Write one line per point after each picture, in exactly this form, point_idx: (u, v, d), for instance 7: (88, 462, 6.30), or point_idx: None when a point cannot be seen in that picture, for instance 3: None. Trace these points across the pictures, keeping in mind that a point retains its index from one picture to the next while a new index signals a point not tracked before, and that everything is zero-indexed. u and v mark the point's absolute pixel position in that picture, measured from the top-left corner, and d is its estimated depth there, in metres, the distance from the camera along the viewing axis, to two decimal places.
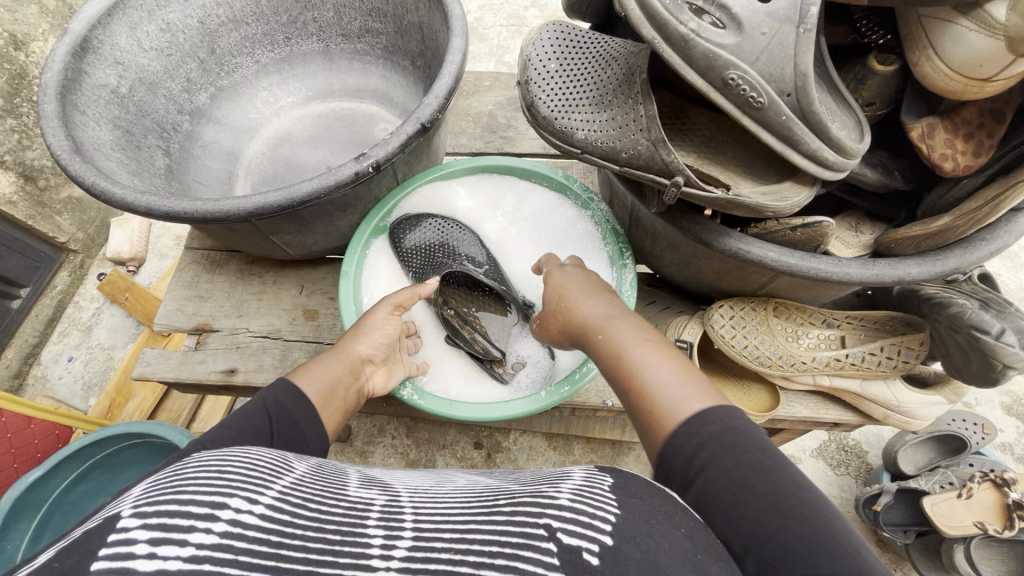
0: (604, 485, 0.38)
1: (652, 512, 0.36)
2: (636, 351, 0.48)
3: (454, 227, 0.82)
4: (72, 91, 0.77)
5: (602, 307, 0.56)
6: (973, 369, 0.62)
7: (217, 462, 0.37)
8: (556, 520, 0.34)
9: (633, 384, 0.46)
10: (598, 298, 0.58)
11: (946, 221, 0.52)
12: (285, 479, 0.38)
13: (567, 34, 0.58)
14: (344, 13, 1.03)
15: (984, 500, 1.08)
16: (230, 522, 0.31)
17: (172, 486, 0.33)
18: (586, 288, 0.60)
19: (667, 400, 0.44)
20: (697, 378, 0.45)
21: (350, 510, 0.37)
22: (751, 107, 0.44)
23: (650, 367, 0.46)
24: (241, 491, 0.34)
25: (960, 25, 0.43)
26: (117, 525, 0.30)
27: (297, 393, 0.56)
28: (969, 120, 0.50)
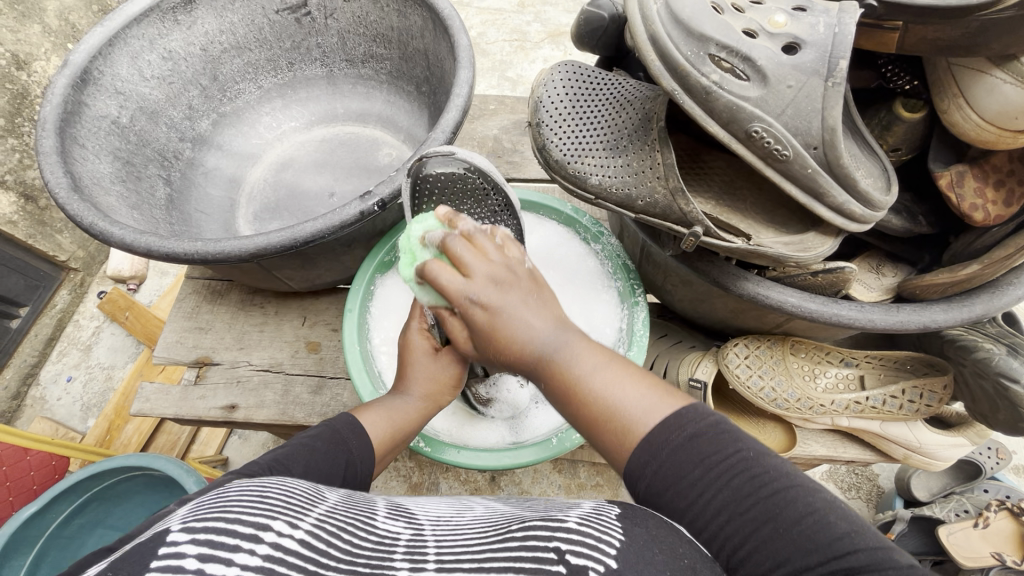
0: (611, 513, 0.36)
1: (653, 540, 0.34)
2: (583, 369, 0.43)
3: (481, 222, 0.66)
4: (72, 124, 0.76)
5: (544, 322, 0.43)
6: (1001, 417, 0.60)
7: (257, 486, 0.36)
8: (564, 543, 0.32)
9: (585, 403, 0.42)
10: (532, 309, 0.43)
11: (976, 268, 0.50)
12: (320, 508, 0.36)
13: (580, 77, 0.58)
14: (348, 39, 1.01)
15: (1000, 529, 1.05)
16: (273, 545, 0.30)
17: (220, 506, 0.32)
18: (520, 302, 0.43)
19: (631, 418, 0.41)
20: (650, 380, 0.43)
21: (379, 545, 0.35)
22: (775, 159, 0.43)
23: (610, 390, 0.42)
24: (283, 515, 0.33)
25: (995, 77, 0.43)
26: (168, 539, 0.29)
27: (360, 432, 0.54)
28: (999, 167, 0.50)
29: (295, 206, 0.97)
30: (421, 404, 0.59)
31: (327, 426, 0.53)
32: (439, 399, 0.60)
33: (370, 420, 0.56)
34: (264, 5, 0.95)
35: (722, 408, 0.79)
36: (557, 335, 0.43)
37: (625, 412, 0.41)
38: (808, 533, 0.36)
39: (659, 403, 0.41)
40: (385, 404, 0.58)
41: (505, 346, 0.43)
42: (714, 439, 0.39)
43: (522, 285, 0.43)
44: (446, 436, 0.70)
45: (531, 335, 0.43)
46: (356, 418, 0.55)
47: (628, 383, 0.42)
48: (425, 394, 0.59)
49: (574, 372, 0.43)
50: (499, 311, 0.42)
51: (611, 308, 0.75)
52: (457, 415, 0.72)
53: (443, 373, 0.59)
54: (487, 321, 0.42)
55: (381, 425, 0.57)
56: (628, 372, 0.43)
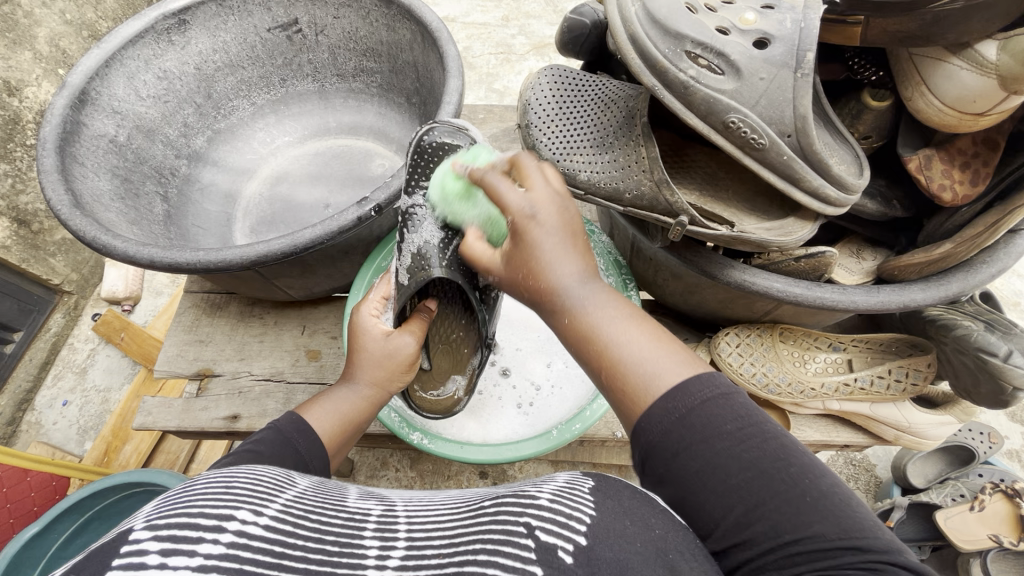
0: (584, 487, 0.36)
1: (626, 513, 0.35)
2: (604, 317, 0.43)
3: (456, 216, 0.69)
4: (71, 142, 0.77)
5: (574, 268, 0.44)
6: (984, 390, 0.62)
7: (223, 479, 0.35)
8: (536, 519, 0.33)
9: (603, 359, 0.42)
10: (573, 256, 0.45)
11: (947, 248, 0.53)
12: (288, 493, 0.37)
13: (565, 80, 0.60)
14: (339, 55, 1.04)
15: (996, 512, 1.06)
16: (237, 533, 0.30)
17: (184, 500, 0.32)
18: (557, 233, 0.45)
19: (644, 377, 0.40)
20: (677, 346, 0.42)
21: (349, 521, 0.35)
22: (752, 147, 0.46)
23: (629, 343, 0.41)
24: (247, 504, 0.33)
25: (953, 64, 0.46)
26: (129, 537, 0.29)
27: (307, 429, 0.52)
28: (964, 149, 0.53)
29: (291, 218, 0.98)
30: (370, 395, 0.59)
31: (271, 429, 0.50)
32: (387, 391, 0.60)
33: (321, 419, 0.55)
34: (256, 24, 0.98)
35: None
36: (584, 283, 0.44)
37: (637, 363, 0.40)
38: (829, 517, 0.34)
39: (683, 366, 0.40)
40: (333, 400, 0.57)
41: (537, 274, 0.45)
42: (742, 413, 0.38)
43: (566, 222, 0.45)
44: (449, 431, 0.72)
45: (559, 272, 0.44)
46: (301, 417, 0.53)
47: (651, 342, 0.41)
48: (376, 386, 0.59)
49: (596, 320, 0.43)
50: (534, 237, 0.45)
51: None
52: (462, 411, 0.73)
53: (399, 368, 0.61)
54: (528, 239, 0.45)
55: (329, 420, 0.56)
56: (654, 334, 0.42)
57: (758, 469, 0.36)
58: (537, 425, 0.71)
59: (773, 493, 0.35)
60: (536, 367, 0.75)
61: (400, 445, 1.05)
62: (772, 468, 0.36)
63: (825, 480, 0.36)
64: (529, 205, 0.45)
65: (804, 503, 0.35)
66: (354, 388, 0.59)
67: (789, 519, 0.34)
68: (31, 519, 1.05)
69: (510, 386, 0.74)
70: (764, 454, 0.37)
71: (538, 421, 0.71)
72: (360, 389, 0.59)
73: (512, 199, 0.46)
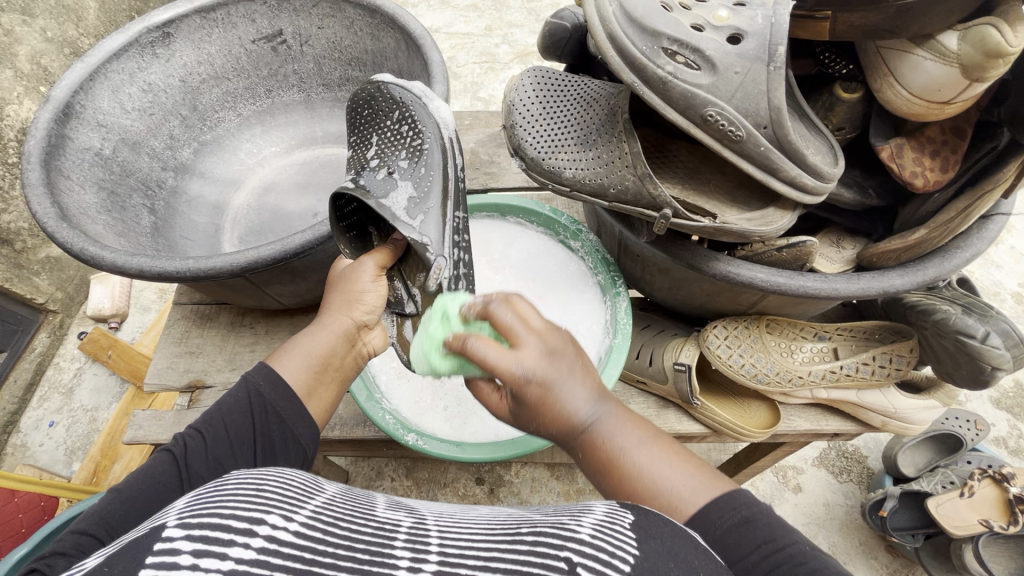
0: (625, 521, 0.35)
1: (670, 553, 0.34)
2: (622, 442, 0.43)
3: (390, 144, 0.65)
4: (56, 156, 0.77)
5: (585, 401, 0.44)
6: (964, 371, 0.64)
7: (252, 480, 0.36)
8: (577, 555, 0.32)
9: (626, 494, 0.43)
10: (581, 389, 0.43)
11: (923, 233, 0.55)
12: (317, 500, 0.37)
13: (547, 80, 0.62)
14: (324, 64, 1.05)
15: (985, 497, 1.07)
16: (268, 538, 0.30)
17: (214, 501, 0.32)
18: (562, 368, 0.43)
19: (675, 504, 0.41)
20: (695, 464, 0.44)
21: (378, 530, 0.35)
22: (730, 140, 0.47)
23: (647, 468, 0.42)
24: (278, 508, 0.33)
25: (917, 55, 0.48)
26: (163, 535, 0.30)
27: (275, 378, 0.55)
28: (933, 138, 0.55)
29: (279, 227, 0.98)
30: (337, 324, 0.58)
31: (241, 380, 0.56)
32: (357, 317, 0.59)
33: (286, 363, 0.56)
34: (240, 35, 0.99)
35: (710, 392, 0.82)
36: (593, 411, 0.44)
37: (666, 493, 0.42)
38: None
39: (702, 490, 0.42)
40: (299, 341, 0.58)
41: (548, 417, 0.43)
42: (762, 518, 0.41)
43: (566, 358, 0.44)
44: (444, 433, 0.71)
45: (573, 412, 0.43)
46: (272, 367, 0.56)
47: (667, 464, 0.43)
48: (342, 311, 0.58)
49: (616, 446, 0.43)
50: (549, 382, 0.43)
51: (593, 302, 0.79)
52: (453, 414, 0.73)
53: (368, 281, 0.60)
54: (536, 387, 0.43)
55: (298, 367, 0.56)
56: (666, 451, 0.44)
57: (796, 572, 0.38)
58: None
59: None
60: None
61: (396, 454, 1.05)
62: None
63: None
64: (531, 369, 0.42)
65: None
66: (320, 325, 0.58)
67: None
68: (19, 541, 1.02)
69: None
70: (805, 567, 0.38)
71: None
72: (325, 322, 0.58)
73: (518, 356, 0.42)
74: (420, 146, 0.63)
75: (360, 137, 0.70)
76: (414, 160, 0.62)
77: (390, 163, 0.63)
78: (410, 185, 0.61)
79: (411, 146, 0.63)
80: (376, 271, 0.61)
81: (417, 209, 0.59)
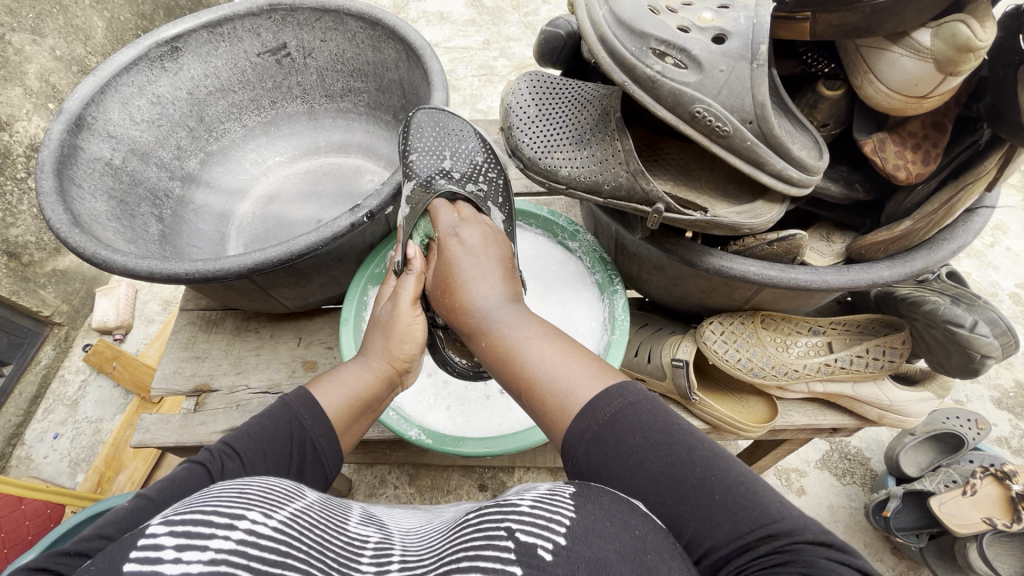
0: (566, 492, 0.36)
1: (606, 514, 0.34)
2: (520, 338, 0.53)
3: (473, 168, 0.80)
4: (68, 166, 0.79)
5: (495, 298, 0.59)
6: (955, 361, 0.65)
7: (235, 488, 0.37)
8: (515, 524, 0.33)
9: (523, 380, 0.50)
10: (486, 279, 0.62)
11: (909, 224, 0.57)
12: (293, 504, 0.38)
13: (542, 83, 0.64)
14: (327, 76, 1.08)
15: (988, 495, 1.07)
16: (246, 531, 0.32)
17: (201, 504, 0.34)
18: (484, 266, 0.63)
19: (563, 396, 0.46)
20: (591, 363, 0.49)
21: (347, 545, 0.36)
22: (717, 135, 0.50)
23: (543, 363, 0.49)
24: (258, 507, 0.35)
25: (894, 52, 0.51)
26: (146, 532, 0.31)
27: (317, 408, 0.57)
28: (914, 132, 0.57)
29: (283, 234, 1.00)
30: (377, 365, 0.63)
31: (281, 403, 0.56)
32: (397, 364, 0.65)
33: (327, 393, 0.59)
34: (245, 49, 1.02)
35: (709, 389, 0.83)
36: (501, 305, 0.58)
37: (557, 385, 0.47)
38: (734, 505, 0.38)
39: (596, 380, 0.47)
40: (339, 375, 0.61)
41: (459, 293, 0.61)
42: (650, 413, 0.43)
43: (489, 253, 0.65)
44: (447, 430, 0.72)
45: (482, 296, 0.59)
46: (313, 395, 0.58)
47: (565, 360, 0.49)
48: (385, 356, 0.64)
49: (513, 341, 0.53)
50: (454, 246, 0.66)
51: (591, 301, 0.80)
52: (456, 411, 0.74)
53: (408, 319, 0.66)
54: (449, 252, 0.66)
55: (339, 396, 0.59)
56: (567, 351, 0.50)
57: (675, 478, 0.40)
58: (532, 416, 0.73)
59: (698, 494, 0.39)
60: None
61: (399, 459, 1.06)
62: (709, 478, 0.40)
63: (731, 471, 0.40)
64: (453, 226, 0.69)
65: (714, 500, 0.39)
66: (364, 363, 0.63)
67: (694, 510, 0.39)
68: (25, 549, 1.02)
69: None
70: (684, 468, 0.40)
71: None
72: (368, 362, 0.63)
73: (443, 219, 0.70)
74: (497, 180, 0.80)
75: (429, 146, 0.80)
76: (494, 189, 0.79)
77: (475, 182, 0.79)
78: (495, 211, 0.78)
79: (488, 178, 0.80)
80: (411, 304, 0.67)
81: (506, 235, 0.75)
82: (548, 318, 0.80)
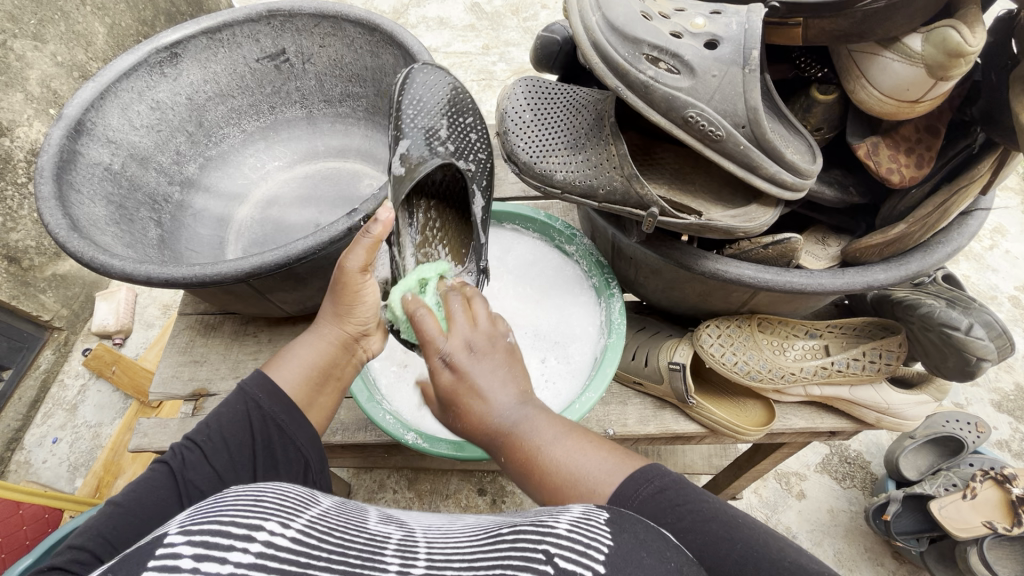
0: (599, 517, 0.36)
1: (642, 544, 0.34)
2: (542, 440, 0.46)
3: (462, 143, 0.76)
4: (68, 171, 0.80)
5: (511, 398, 0.48)
6: (950, 364, 0.66)
7: (252, 493, 0.37)
8: (555, 547, 0.32)
9: (550, 484, 0.44)
10: (499, 378, 0.48)
11: (903, 228, 0.57)
12: (310, 512, 0.38)
13: (537, 88, 0.64)
14: (325, 81, 1.09)
15: (989, 499, 1.07)
16: (265, 544, 0.32)
17: (217, 510, 0.34)
18: (487, 361, 0.48)
19: (587, 487, 0.43)
20: (606, 450, 0.46)
21: (369, 543, 0.36)
22: (711, 139, 0.50)
23: (565, 463, 0.45)
24: (275, 517, 0.34)
25: (886, 57, 0.51)
26: (164, 542, 0.31)
27: (274, 389, 0.56)
28: (908, 136, 0.57)
29: (281, 238, 1.00)
30: (332, 334, 0.60)
31: (237, 391, 0.56)
32: (350, 330, 0.60)
33: (284, 373, 0.57)
34: (244, 54, 1.02)
35: (706, 392, 0.83)
36: (519, 409, 0.47)
37: (582, 480, 0.44)
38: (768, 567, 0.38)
39: (617, 471, 0.44)
40: (294, 351, 0.59)
41: (475, 413, 0.47)
42: (677, 490, 0.42)
43: (495, 355, 0.49)
44: (445, 433, 0.72)
45: (497, 409, 0.47)
46: (269, 377, 0.57)
47: (584, 453, 0.45)
48: (336, 322, 0.59)
49: (537, 444, 0.46)
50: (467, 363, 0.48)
51: (588, 304, 0.81)
52: None
53: (362, 284, 0.58)
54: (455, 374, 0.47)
55: (295, 375, 0.58)
56: (583, 442, 0.46)
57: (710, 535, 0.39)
58: None
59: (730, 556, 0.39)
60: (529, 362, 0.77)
61: (398, 463, 1.05)
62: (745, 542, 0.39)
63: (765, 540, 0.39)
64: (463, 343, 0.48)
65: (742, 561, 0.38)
66: (316, 333, 0.60)
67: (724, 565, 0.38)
68: (23, 554, 1.02)
69: None
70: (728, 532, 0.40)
71: None
72: (320, 332, 0.60)
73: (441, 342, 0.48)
74: (485, 164, 0.77)
75: (424, 113, 0.75)
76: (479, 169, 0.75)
77: (464, 158, 0.74)
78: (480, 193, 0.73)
79: (477, 158, 0.76)
80: (361, 269, 0.57)
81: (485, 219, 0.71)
82: (546, 320, 0.80)
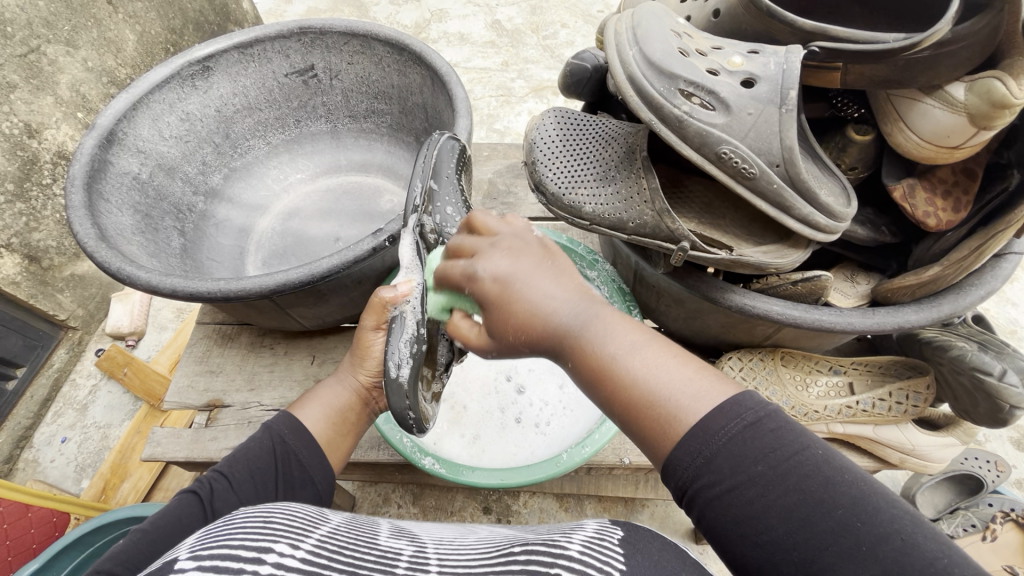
0: (613, 539, 0.36)
1: (654, 565, 0.35)
2: (614, 349, 0.40)
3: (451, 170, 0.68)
4: (97, 180, 0.81)
5: (563, 301, 0.42)
6: (982, 410, 0.64)
7: (260, 516, 0.36)
8: (567, 570, 0.31)
9: (622, 399, 0.40)
10: (548, 278, 0.43)
11: (938, 270, 0.56)
12: (320, 530, 0.37)
13: (566, 118, 0.65)
14: (351, 97, 1.10)
15: (1007, 542, 1.03)
16: (275, 565, 0.31)
17: (224, 536, 0.33)
18: (530, 268, 0.44)
19: (676, 411, 0.38)
20: (692, 363, 0.40)
21: (380, 559, 0.35)
22: (744, 177, 0.50)
23: (645, 372, 0.39)
24: (284, 539, 0.34)
25: (926, 104, 0.51)
26: (174, 566, 0.30)
27: (297, 426, 0.58)
28: (944, 179, 0.57)
29: (302, 251, 1.01)
30: (350, 380, 0.63)
31: (263, 428, 0.58)
32: (365, 378, 0.63)
33: (307, 412, 0.60)
34: (274, 69, 1.04)
35: None
36: (578, 310, 0.42)
37: (669, 397, 0.38)
38: (885, 557, 0.32)
39: (706, 389, 0.39)
40: (317, 393, 0.62)
41: (520, 314, 0.43)
42: (774, 434, 0.36)
43: (534, 253, 0.45)
44: (460, 457, 0.72)
45: (549, 310, 0.42)
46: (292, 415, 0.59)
47: (670, 366, 0.40)
48: (352, 369, 0.63)
49: (605, 355, 0.40)
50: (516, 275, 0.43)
51: None
52: (468, 439, 0.74)
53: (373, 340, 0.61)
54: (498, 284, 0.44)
55: (317, 417, 0.60)
56: (669, 354, 0.40)
57: (804, 502, 0.35)
58: (546, 448, 0.73)
59: (831, 529, 0.34)
60: (546, 388, 0.77)
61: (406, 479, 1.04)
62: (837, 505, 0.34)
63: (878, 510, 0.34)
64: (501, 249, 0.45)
65: (857, 548, 0.33)
66: (337, 378, 0.63)
67: (836, 550, 0.33)
68: (28, 557, 1.02)
69: (527, 404, 0.76)
70: (819, 488, 0.35)
71: (555, 440, 0.73)
72: (342, 377, 0.63)
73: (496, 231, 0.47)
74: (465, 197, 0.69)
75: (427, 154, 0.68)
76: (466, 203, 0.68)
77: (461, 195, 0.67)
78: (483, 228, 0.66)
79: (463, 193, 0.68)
80: (373, 328, 0.60)
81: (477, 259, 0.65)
82: None
